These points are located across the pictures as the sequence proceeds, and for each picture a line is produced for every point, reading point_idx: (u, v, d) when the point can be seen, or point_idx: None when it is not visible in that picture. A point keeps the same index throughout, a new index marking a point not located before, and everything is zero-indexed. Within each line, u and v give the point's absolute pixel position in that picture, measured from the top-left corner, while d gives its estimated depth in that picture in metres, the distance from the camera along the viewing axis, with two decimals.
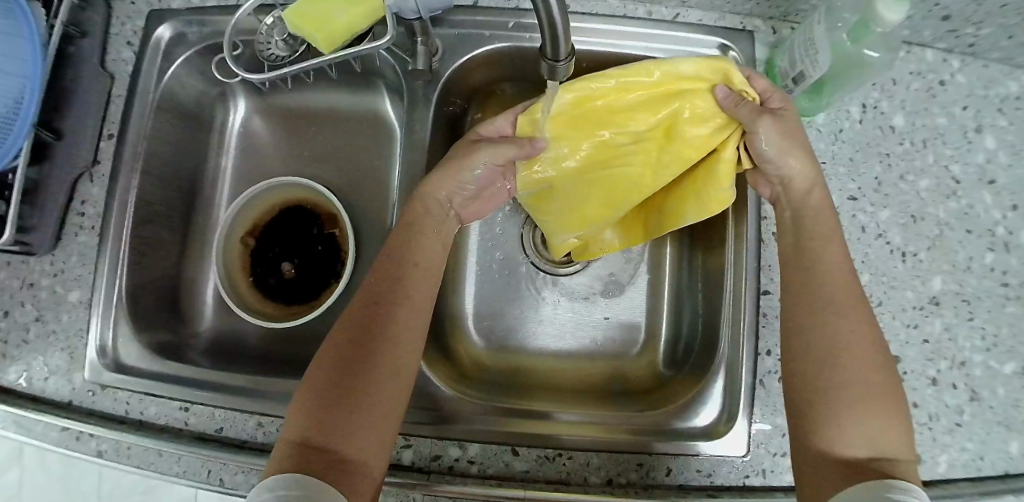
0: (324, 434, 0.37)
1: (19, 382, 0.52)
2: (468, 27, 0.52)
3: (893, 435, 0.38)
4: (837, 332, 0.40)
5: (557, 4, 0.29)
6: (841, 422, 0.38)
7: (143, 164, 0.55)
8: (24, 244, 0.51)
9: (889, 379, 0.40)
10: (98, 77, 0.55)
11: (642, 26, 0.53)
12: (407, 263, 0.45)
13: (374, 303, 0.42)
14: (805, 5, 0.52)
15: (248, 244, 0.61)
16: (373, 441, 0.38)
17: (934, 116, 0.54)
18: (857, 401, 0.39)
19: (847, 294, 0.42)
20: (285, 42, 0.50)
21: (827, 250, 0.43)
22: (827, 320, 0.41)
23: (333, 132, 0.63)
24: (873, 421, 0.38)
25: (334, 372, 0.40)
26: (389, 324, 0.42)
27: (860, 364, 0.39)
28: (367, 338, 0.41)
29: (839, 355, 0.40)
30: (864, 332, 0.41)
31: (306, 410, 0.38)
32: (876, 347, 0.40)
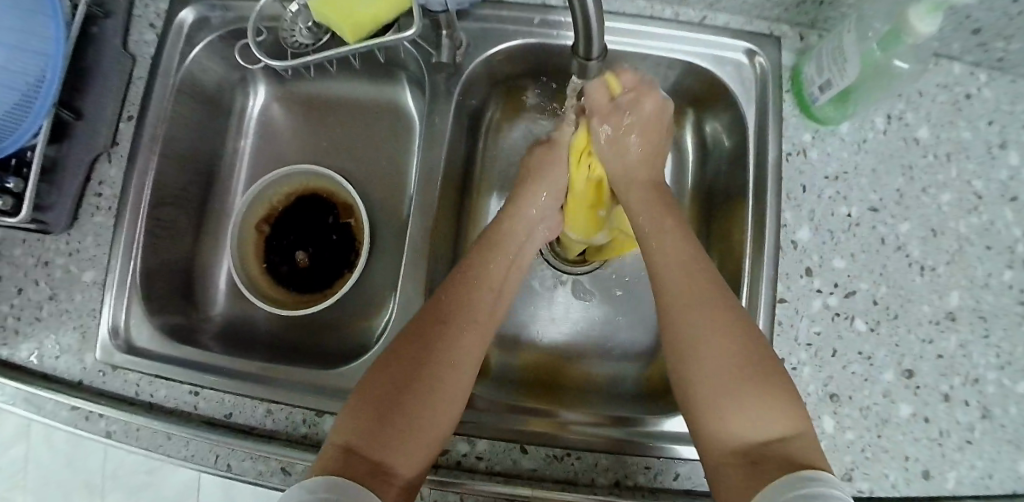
0: (375, 446, 0.38)
1: (31, 359, 0.52)
2: (492, 21, 0.52)
3: (777, 414, 0.37)
4: (687, 324, 0.42)
5: (592, 6, 0.29)
6: (724, 412, 0.39)
7: (160, 147, 0.55)
8: (41, 222, 0.51)
9: (759, 358, 0.40)
10: (120, 58, 0.55)
11: (665, 27, 0.53)
12: (472, 288, 0.47)
13: (438, 324, 0.44)
14: (835, 13, 0.51)
15: (262, 231, 0.61)
16: (416, 459, 0.39)
17: (959, 129, 0.53)
18: (719, 391, 0.39)
19: (692, 280, 0.44)
20: (309, 29, 0.50)
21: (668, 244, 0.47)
22: (677, 317, 0.43)
23: (352, 122, 0.63)
24: (749, 401, 0.38)
25: (393, 385, 0.41)
26: (450, 346, 0.44)
27: (718, 346, 0.41)
28: (428, 355, 0.43)
29: (695, 347, 0.41)
30: (715, 313, 0.42)
31: (358, 418, 0.39)
32: (731, 323, 0.41)
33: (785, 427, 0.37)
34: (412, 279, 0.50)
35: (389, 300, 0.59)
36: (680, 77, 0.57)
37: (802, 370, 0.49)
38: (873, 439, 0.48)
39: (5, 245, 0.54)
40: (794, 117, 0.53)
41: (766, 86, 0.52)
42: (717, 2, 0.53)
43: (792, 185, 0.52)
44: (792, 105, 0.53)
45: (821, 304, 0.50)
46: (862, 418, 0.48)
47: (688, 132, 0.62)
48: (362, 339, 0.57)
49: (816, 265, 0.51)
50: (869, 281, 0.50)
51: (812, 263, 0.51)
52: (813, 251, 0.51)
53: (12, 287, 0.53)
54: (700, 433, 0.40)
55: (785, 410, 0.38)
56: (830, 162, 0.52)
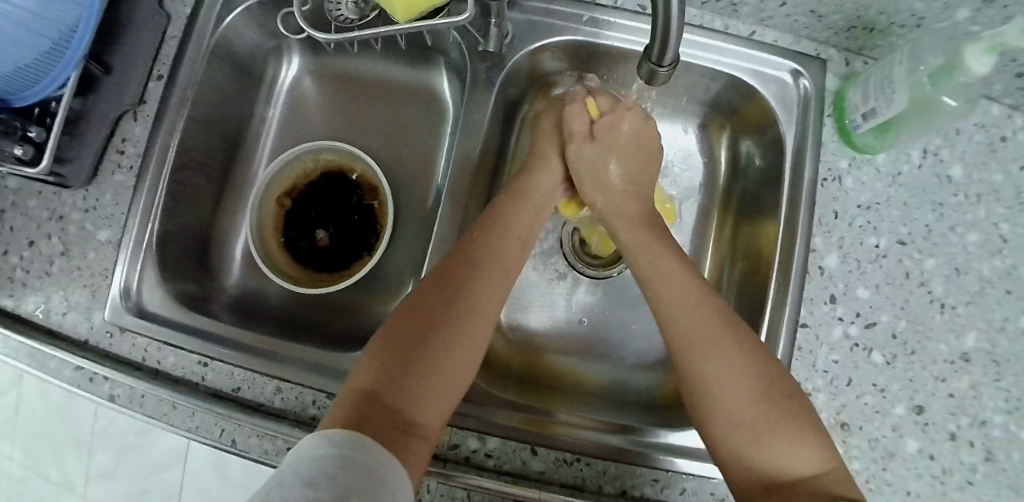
0: (392, 391, 0.38)
1: (37, 314, 0.51)
2: (539, 15, 0.51)
3: (807, 450, 0.38)
4: (709, 374, 0.41)
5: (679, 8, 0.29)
6: (757, 458, 0.38)
7: (189, 110, 0.54)
8: (59, 176, 0.50)
9: (782, 397, 0.40)
10: (156, 14, 0.54)
11: (713, 38, 0.53)
12: (492, 245, 0.47)
13: (457, 274, 0.44)
14: (883, 42, 0.51)
15: (284, 205, 0.61)
16: (434, 408, 0.39)
17: (992, 171, 0.53)
18: (751, 433, 0.39)
19: (704, 325, 0.43)
20: (355, 4, 0.50)
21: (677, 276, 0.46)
22: (692, 357, 0.42)
23: (384, 103, 0.63)
24: (780, 442, 0.38)
25: (409, 337, 0.41)
26: (468, 300, 0.44)
27: (733, 397, 0.40)
28: (448, 302, 0.43)
29: (713, 398, 0.41)
30: (731, 355, 0.41)
31: (376, 366, 0.39)
32: (745, 360, 0.41)
33: (816, 464, 0.38)
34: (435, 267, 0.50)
35: (406, 285, 0.58)
36: (722, 91, 0.57)
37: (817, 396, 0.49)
38: (878, 471, 0.48)
39: (21, 195, 0.53)
40: (832, 143, 0.53)
41: (808, 109, 0.52)
42: (768, 18, 0.52)
43: (824, 211, 0.52)
44: (832, 129, 0.53)
45: (842, 332, 0.50)
46: (870, 449, 0.48)
47: (722, 149, 0.62)
48: (377, 323, 0.57)
49: (840, 293, 0.51)
50: (891, 313, 0.50)
51: (836, 290, 0.51)
52: (838, 278, 0.51)
53: (24, 239, 0.52)
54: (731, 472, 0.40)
55: (812, 445, 0.38)
56: (863, 191, 0.52)
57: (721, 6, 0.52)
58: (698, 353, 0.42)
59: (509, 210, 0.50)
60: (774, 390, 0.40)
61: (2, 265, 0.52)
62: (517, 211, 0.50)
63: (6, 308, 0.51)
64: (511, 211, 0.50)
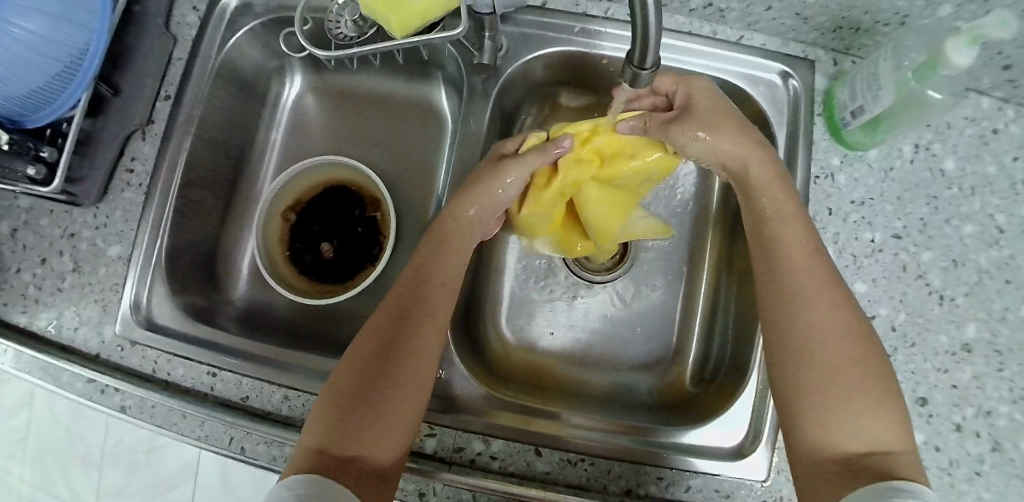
0: (342, 437, 0.38)
1: (49, 329, 0.52)
2: (532, 27, 0.53)
3: (887, 427, 0.38)
4: (804, 329, 0.41)
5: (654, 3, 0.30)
6: (831, 426, 0.38)
7: (195, 128, 0.55)
8: (71, 194, 0.51)
9: (874, 362, 0.39)
10: (162, 38, 0.55)
11: (703, 44, 0.54)
12: (426, 279, 0.45)
13: (396, 314, 0.43)
14: (870, 40, 0.52)
15: (289, 218, 0.62)
16: (387, 447, 0.39)
17: (985, 163, 0.54)
18: (830, 397, 0.38)
19: (814, 281, 0.42)
20: (354, 22, 0.50)
21: (790, 232, 0.44)
22: (791, 313, 0.42)
23: (384, 117, 0.64)
24: (861, 413, 0.38)
25: (353, 389, 0.40)
26: (410, 341, 0.42)
27: (829, 352, 0.39)
28: (388, 341, 0.42)
29: (804, 352, 0.40)
30: (832, 316, 0.40)
31: (323, 418, 0.39)
32: (846, 320, 0.40)
33: (891, 441, 0.37)
34: None
35: None
36: None
37: None
38: None
39: (33, 214, 0.54)
40: (824, 141, 0.54)
41: (798, 109, 0.53)
42: (756, 22, 0.53)
43: (818, 207, 0.52)
44: (823, 127, 0.54)
45: None
46: None
47: None
48: None
49: None
50: (889, 307, 0.51)
51: None
52: (836, 273, 0.51)
53: (36, 256, 0.53)
54: (795, 436, 0.40)
55: (891, 421, 0.38)
56: (856, 187, 0.53)
57: (709, 13, 0.54)
58: (796, 304, 0.41)
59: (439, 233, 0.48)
60: (871, 355, 0.40)
61: (15, 282, 0.53)
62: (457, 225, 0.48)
63: (19, 325, 0.52)
64: (451, 235, 0.48)
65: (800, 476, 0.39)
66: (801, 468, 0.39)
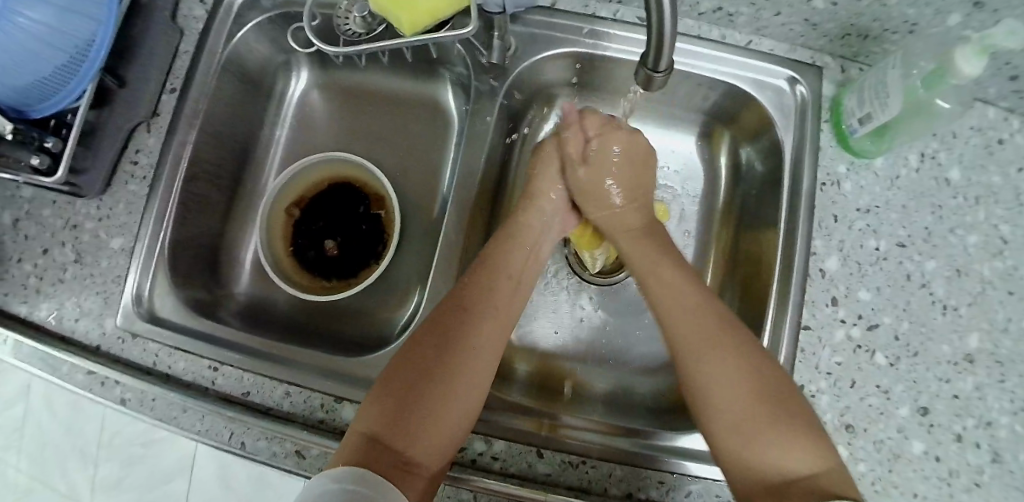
0: (394, 431, 0.38)
1: (50, 320, 0.52)
2: (541, 27, 0.53)
3: (801, 450, 0.38)
4: (701, 379, 0.43)
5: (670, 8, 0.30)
6: (754, 454, 0.39)
7: (200, 121, 0.55)
8: (74, 185, 0.51)
9: (772, 392, 0.41)
10: (169, 30, 0.55)
11: (712, 49, 0.54)
12: (491, 278, 0.48)
13: (457, 314, 0.44)
14: (878, 48, 0.52)
15: (292, 214, 0.62)
16: (436, 445, 0.39)
17: (990, 174, 0.54)
18: (739, 429, 0.40)
19: (706, 327, 0.44)
20: (363, 18, 0.50)
21: (675, 284, 0.48)
22: (692, 362, 0.44)
23: (390, 114, 0.64)
24: (772, 443, 0.38)
25: (408, 384, 0.41)
26: (468, 344, 0.43)
27: (721, 391, 0.41)
28: (446, 339, 0.43)
29: (706, 400, 0.42)
30: (729, 356, 0.42)
31: (376, 409, 0.39)
32: (739, 356, 0.42)
33: (816, 463, 0.37)
34: (441, 275, 0.51)
35: (412, 292, 0.59)
36: (720, 99, 0.58)
37: (820, 398, 0.49)
38: (884, 472, 0.48)
39: (35, 205, 0.54)
40: (830, 147, 0.53)
41: (805, 115, 0.53)
42: (764, 28, 0.53)
43: (823, 214, 0.52)
44: (829, 134, 0.54)
45: (844, 334, 0.50)
46: (875, 450, 0.49)
47: (723, 155, 0.63)
48: (383, 329, 0.58)
49: (842, 295, 0.51)
50: (892, 315, 0.51)
51: (837, 292, 0.51)
52: (839, 280, 0.51)
53: (38, 247, 0.53)
54: (731, 479, 0.40)
55: (808, 445, 0.38)
56: (862, 195, 0.53)
57: (718, 17, 0.53)
58: (687, 355, 0.44)
59: (499, 244, 0.51)
60: (767, 389, 0.41)
61: (16, 273, 0.53)
62: (524, 231, 0.53)
63: (19, 316, 0.52)
64: (522, 235, 0.53)
65: None
66: None
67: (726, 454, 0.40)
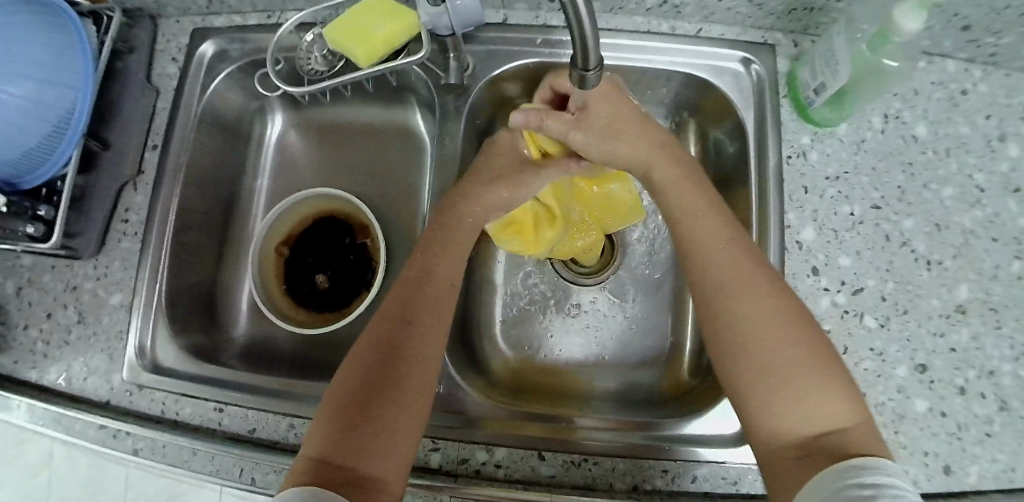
0: (344, 450, 0.37)
1: (60, 381, 0.53)
2: (496, 43, 0.55)
3: (831, 400, 0.37)
4: (744, 321, 0.40)
5: (587, 17, 0.31)
6: (781, 410, 0.37)
7: (184, 174, 0.57)
8: (70, 249, 0.53)
9: (812, 341, 0.39)
10: (144, 91, 0.58)
11: (665, 42, 0.55)
12: (422, 282, 0.45)
13: (395, 327, 0.43)
14: (825, 18, 0.53)
15: (282, 253, 0.64)
16: (395, 459, 0.38)
17: (957, 125, 0.54)
18: (766, 378, 0.38)
19: (742, 275, 0.42)
20: (324, 57, 0.53)
21: (709, 231, 0.44)
22: (732, 300, 0.41)
23: (365, 144, 0.66)
24: (806, 395, 0.37)
25: (349, 403, 0.39)
26: (409, 354, 0.42)
27: (766, 334, 0.39)
28: (387, 352, 0.41)
29: (743, 343, 0.39)
30: (765, 303, 0.40)
31: (320, 434, 0.38)
32: (776, 303, 0.40)
33: (843, 417, 0.37)
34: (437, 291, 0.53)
35: None
36: (680, 89, 0.59)
37: None
38: (891, 434, 0.48)
39: (35, 271, 0.56)
40: (791, 121, 0.54)
41: (763, 93, 0.54)
42: (711, 14, 0.55)
43: (794, 187, 0.53)
44: (790, 109, 0.55)
45: (830, 302, 0.51)
46: (878, 413, 0.49)
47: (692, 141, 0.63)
48: None
49: (822, 264, 0.52)
50: (876, 277, 0.51)
51: (817, 262, 0.52)
52: (818, 250, 0.52)
53: (42, 312, 0.55)
54: (750, 427, 0.39)
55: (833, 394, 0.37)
56: (830, 163, 0.54)
57: (665, 10, 0.55)
58: (727, 297, 0.41)
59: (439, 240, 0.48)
60: (807, 336, 0.39)
61: (23, 339, 0.55)
62: (465, 217, 0.49)
63: (30, 380, 0.54)
64: (455, 224, 0.49)
65: (765, 473, 0.38)
66: (765, 465, 0.38)
67: (753, 407, 0.38)
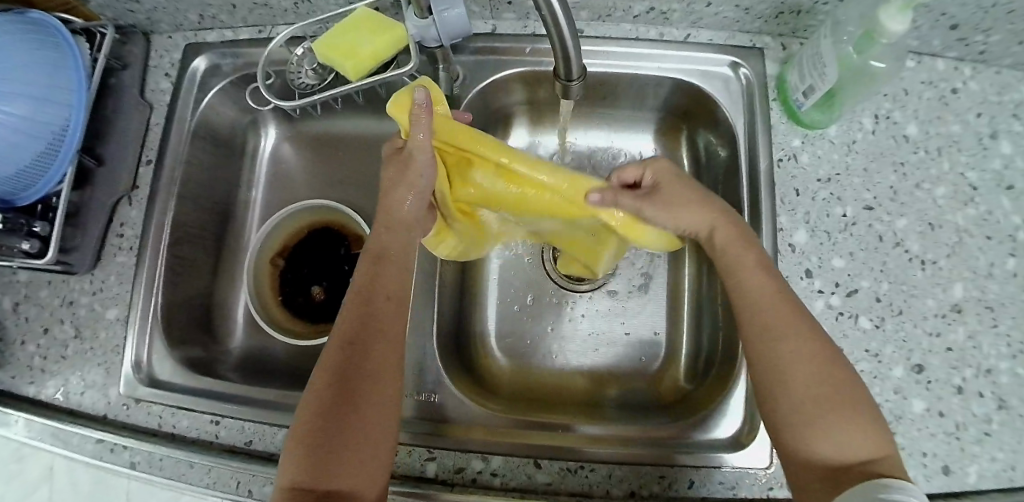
0: (319, 475, 0.38)
1: (57, 396, 0.54)
2: (486, 53, 0.55)
3: (867, 435, 0.38)
4: (783, 358, 0.40)
5: (569, 34, 0.34)
6: (818, 442, 0.38)
7: (178, 188, 0.58)
8: (66, 264, 0.54)
9: (843, 377, 0.39)
10: (137, 106, 0.59)
11: (654, 48, 0.56)
12: (370, 297, 0.43)
13: (350, 346, 0.41)
14: (813, 21, 0.53)
15: (277, 264, 0.64)
16: (370, 473, 0.39)
17: (948, 124, 0.54)
18: (810, 417, 0.38)
19: (782, 309, 0.42)
20: (314, 71, 0.54)
21: (758, 280, 0.43)
22: (771, 338, 0.41)
23: (358, 155, 0.66)
24: (838, 428, 0.38)
25: (319, 427, 0.38)
26: (366, 371, 0.40)
27: (804, 370, 0.39)
28: (349, 372, 0.40)
29: (784, 377, 0.39)
30: (807, 345, 0.40)
31: (298, 459, 0.38)
32: (811, 339, 0.40)
33: (873, 447, 0.38)
34: None
35: None
36: (670, 94, 0.59)
37: None
38: (889, 436, 0.48)
39: (32, 287, 0.56)
40: (782, 124, 0.55)
41: (753, 96, 0.54)
42: (699, 20, 0.55)
43: (785, 190, 0.53)
44: (779, 112, 0.55)
45: (824, 304, 0.51)
46: None
47: (683, 148, 0.64)
48: None
49: (815, 266, 0.52)
50: (870, 278, 0.51)
51: (811, 264, 0.52)
52: (811, 252, 0.52)
53: (39, 326, 0.56)
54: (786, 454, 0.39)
55: (872, 429, 0.38)
56: (821, 165, 0.54)
57: (653, 17, 0.55)
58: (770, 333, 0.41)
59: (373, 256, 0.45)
60: (838, 372, 0.39)
61: (20, 355, 0.55)
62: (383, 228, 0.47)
63: (29, 395, 0.54)
64: (386, 243, 0.46)
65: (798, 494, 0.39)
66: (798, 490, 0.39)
67: (787, 438, 0.39)
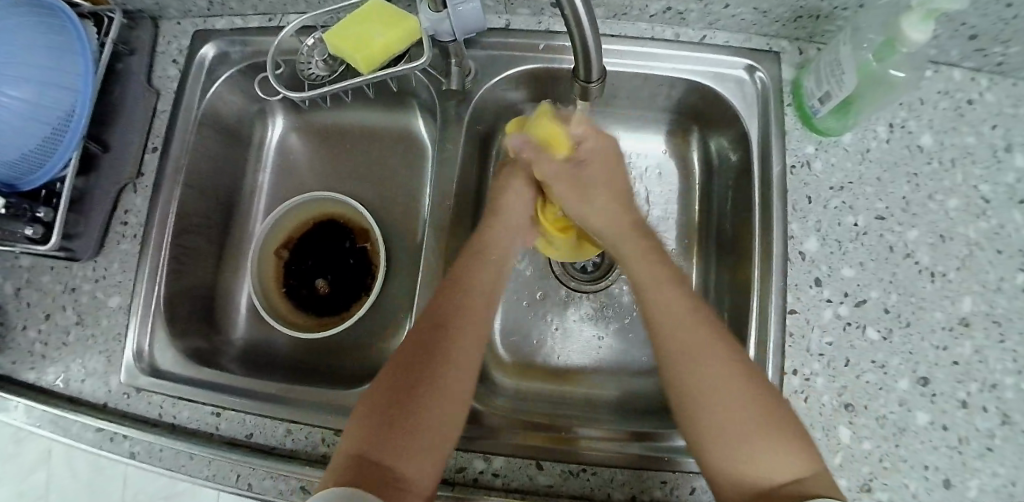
0: (381, 450, 0.38)
1: (58, 383, 0.53)
2: (499, 49, 0.55)
3: (797, 450, 0.38)
4: (701, 378, 0.40)
5: (591, 35, 0.33)
6: (749, 459, 0.38)
7: (183, 177, 0.57)
8: (69, 251, 0.53)
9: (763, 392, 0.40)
10: (144, 93, 0.58)
11: (667, 48, 0.55)
12: (461, 287, 0.46)
13: (433, 328, 0.43)
14: (830, 27, 0.52)
15: (282, 256, 0.64)
16: (428, 460, 0.39)
17: (963, 135, 0.54)
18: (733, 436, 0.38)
19: (699, 327, 0.42)
20: (325, 62, 0.53)
21: (669, 297, 0.44)
22: (690, 356, 0.41)
23: (367, 147, 0.66)
24: (766, 445, 0.38)
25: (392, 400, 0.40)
26: (444, 354, 0.42)
27: (722, 388, 0.40)
28: (426, 352, 0.42)
29: (702, 397, 0.40)
30: (724, 362, 0.40)
31: (365, 428, 0.39)
32: (729, 355, 0.41)
33: (800, 463, 0.37)
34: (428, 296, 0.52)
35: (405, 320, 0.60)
36: (683, 96, 0.59)
37: (814, 381, 0.49)
38: (891, 448, 0.48)
39: (34, 272, 0.56)
40: (796, 130, 0.54)
41: (768, 101, 0.54)
42: (716, 21, 0.54)
43: (797, 197, 0.53)
44: (793, 117, 0.54)
45: (832, 314, 0.50)
46: (879, 427, 0.48)
47: (693, 151, 0.63)
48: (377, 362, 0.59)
49: (824, 275, 0.51)
50: (880, 289, 0.51)
51: (820, 273, 0.51)
52: (821, 261, 0.51)
53: (40, 312, 0.55)
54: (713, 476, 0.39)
55: (799, 445, 0.38)
56: (834, 173, 0.53)
57: (669, 17, 0.55)
58: (681, 353, 0.41)
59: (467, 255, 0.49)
60: (758, 385, 0.40)
61: (21, 340, 0.55)
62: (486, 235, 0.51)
63: (29, 381, 0.54)
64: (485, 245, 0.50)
65: None
66: None
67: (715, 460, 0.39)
